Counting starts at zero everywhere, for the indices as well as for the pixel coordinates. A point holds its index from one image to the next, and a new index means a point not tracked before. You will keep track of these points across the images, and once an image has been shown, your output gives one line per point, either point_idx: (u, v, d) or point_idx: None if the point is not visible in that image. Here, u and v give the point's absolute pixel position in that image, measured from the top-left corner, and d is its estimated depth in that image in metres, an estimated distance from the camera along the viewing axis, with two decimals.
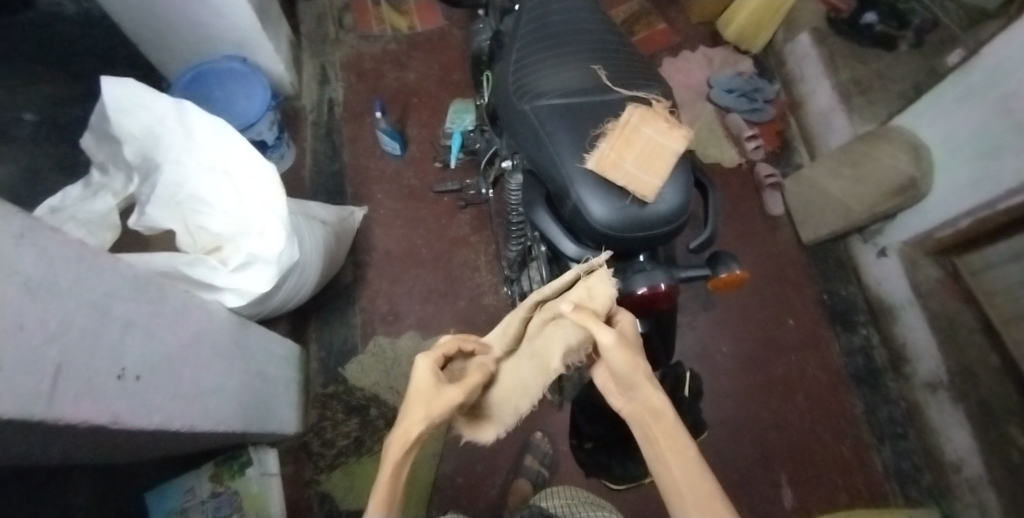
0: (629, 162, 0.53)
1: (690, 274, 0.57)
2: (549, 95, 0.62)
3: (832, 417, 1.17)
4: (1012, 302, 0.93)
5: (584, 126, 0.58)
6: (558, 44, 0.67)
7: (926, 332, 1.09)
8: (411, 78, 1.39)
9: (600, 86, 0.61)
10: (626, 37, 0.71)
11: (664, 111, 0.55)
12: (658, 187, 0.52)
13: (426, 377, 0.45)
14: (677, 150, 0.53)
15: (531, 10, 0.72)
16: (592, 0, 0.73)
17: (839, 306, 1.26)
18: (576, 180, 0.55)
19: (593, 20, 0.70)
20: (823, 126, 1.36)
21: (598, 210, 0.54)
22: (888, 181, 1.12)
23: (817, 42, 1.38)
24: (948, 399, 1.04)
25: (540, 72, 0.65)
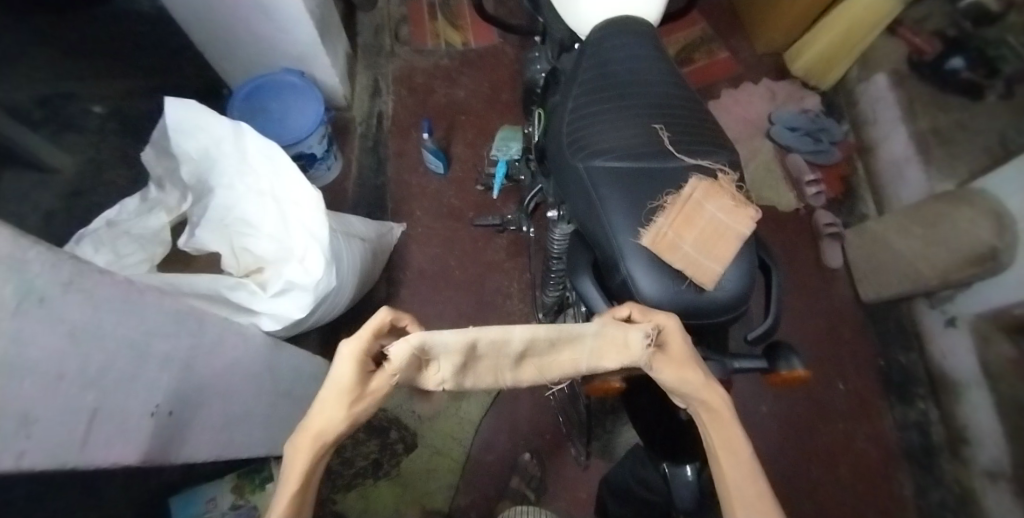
0: (688, 244, 0.49)
1: (743, 365, 0.53)
2: (604, 154, 0.58)
3: (876, 494, 1.10)
4: None
5: (641, 193, 0.55)
6: (616, 95, 0.64)
7: (992, 416, 1.01)
8: (460, 95, 1.38)
9: (661, 150, 0.57)
10: (691, 89, 0.67)
11: (728, 187, 0.52)
12: (719, 273, 0.49)
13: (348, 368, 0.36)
14: (742, 233, 0.50)
15: (591, 52, 0.68)
16: (660, 48, 0.69)
17: (895, 377, 1.19)
18: (627, 254, 0.52)
19: (659, 71, 0.66)
20: (893, 177, 1.28)
21: (649, 289, 0.50)
22: (963, 248, 1.04)
23: (896, 85, 1.30)
24: (1009, 492, 0.97)
25: (597, 126, 0.62)
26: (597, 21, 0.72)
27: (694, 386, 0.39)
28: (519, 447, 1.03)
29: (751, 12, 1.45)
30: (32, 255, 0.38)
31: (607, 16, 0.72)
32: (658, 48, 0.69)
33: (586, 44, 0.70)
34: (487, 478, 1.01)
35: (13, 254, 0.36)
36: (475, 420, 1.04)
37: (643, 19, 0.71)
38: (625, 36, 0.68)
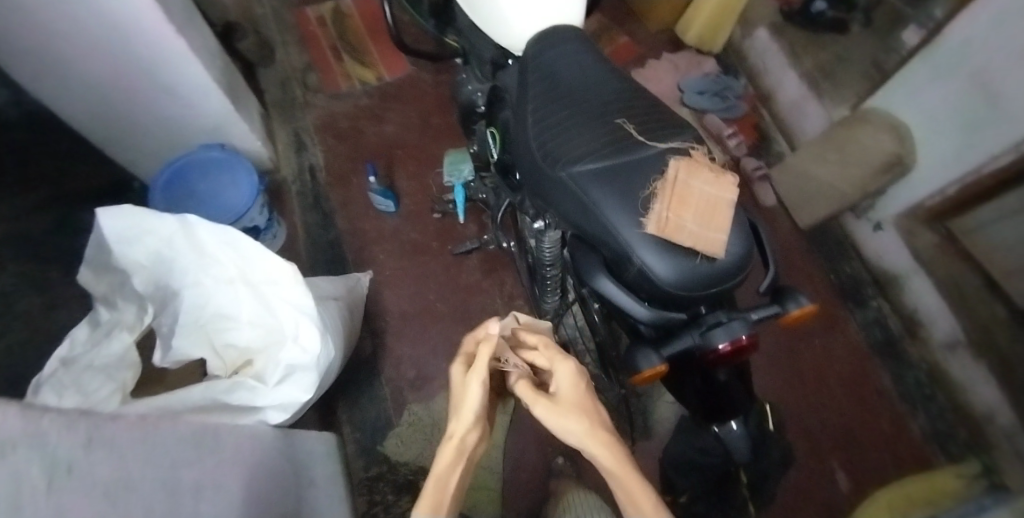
0: (690, 221, 0.52)
1: (761, 315, 0.55)
2: (580, 158, 0.61)
3: (867, 395, 1.21)
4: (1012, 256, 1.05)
5: (631, 185, 0.57)
6: (571, 101, 0.67)
7: (935, 296, 1.16)
8: (391, 130, 1.37)
9: (633, 142, 0.60)
10: (634, 79, 0.71)
11: (706, 163, 0.56)
12: (724, 240, 0.52)
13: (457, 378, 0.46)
14: (731, 201, 0.54)
15: (534, 68, 0.72)
16: (596, 47, 0.73)
17: (848, 284, 1.32)
18: (636, 245, 0.54)
19: (601, 69, 0.70)
20: (795, 114, 1.40)
21: (665, 272, 0.53)
22: (873, 161, 1.16)
23: (776, 34, 1.44)
24: (969, 356, 1.11)
25: (561, 134, 0.65)
26: (530, 36, 0.75)
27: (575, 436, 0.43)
28: (551, 457, 1.04)
29: None
30: (48, 421, 0.33)
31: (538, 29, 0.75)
32: (593, 47, 0.72)
33: (527, 60, 0.73)
34: (530, 496, 1.00)
35: (29, 426, 0.31)
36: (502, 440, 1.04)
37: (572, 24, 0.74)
38: (561, 44, 0.72)
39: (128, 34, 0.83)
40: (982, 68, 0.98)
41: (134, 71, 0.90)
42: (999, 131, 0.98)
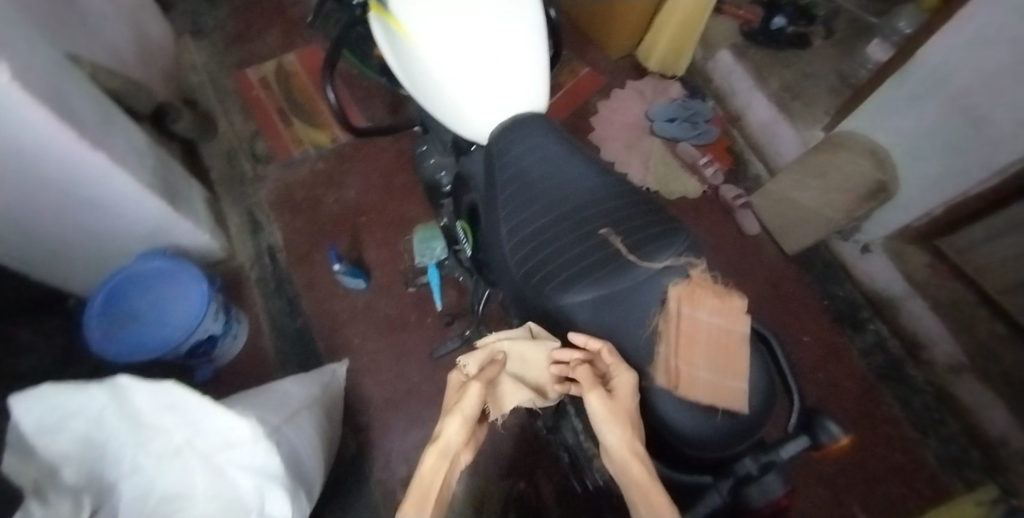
0: (703, 369, 0.49)
1: (793, 451, 0.49)
2: (568, 286, 0.55)
3: (876, 424, 1.18)
4: (1011, 272, 1.07)
5: (629, 324, 0.53)
6: (546, 207, 0.62)
7: (935, 318, 1.14)
8: (352, 195, 1.28)
9: (624, 260, 0.55)
10: (610, 166, 0.66)
11: (711, 284, 0.51)
12: (745, 386, 0.48)
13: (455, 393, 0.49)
14: (745, 332, 0.49)
15: (499, 164, 0.66)
16: (565, 136, 0.67)
17: (843, 309, 1.28)
18: (648, 400, 0.50)
19: (575, 164, 0.65)
20: (768, 136, 1.36)
21: (687, 430, 0.49)
22: (858, 187, 1.13)
23: (739, 56, 1.39)
24: (975, 379, 1.09)
25: (541, 249, 0.59)
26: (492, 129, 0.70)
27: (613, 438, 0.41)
28: None
29: (592, 22, 1.49)
30: None
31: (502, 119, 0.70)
32: (561, 135, 0.67)
33: (489, 154, 0.67)
34: None
35: None
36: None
37: (535, 110, 0.70)
38: (527, 135, 0.66)
39: (28, 163, 0.72)
40: (965, 92, 0.92)
41: (48, 195, 0.79)
42: (986, 152, 0.95)
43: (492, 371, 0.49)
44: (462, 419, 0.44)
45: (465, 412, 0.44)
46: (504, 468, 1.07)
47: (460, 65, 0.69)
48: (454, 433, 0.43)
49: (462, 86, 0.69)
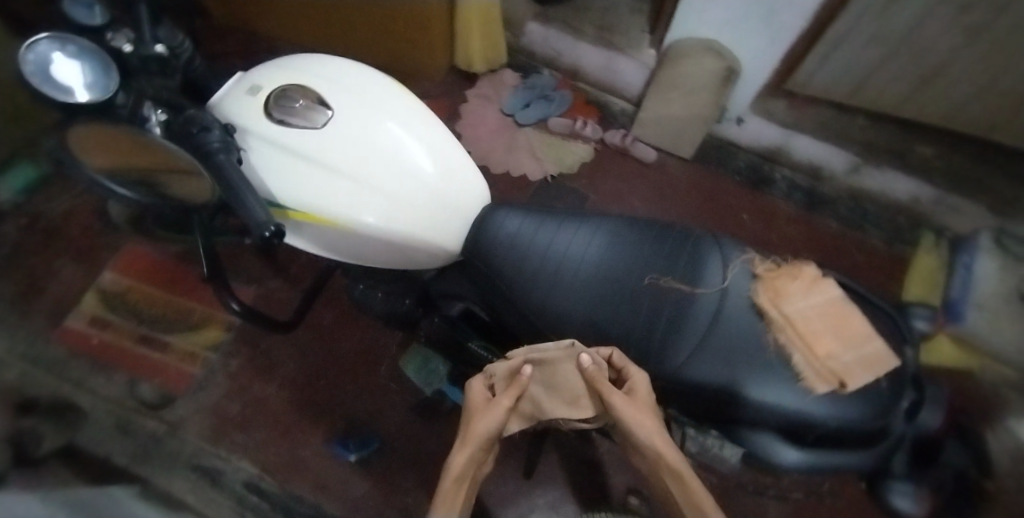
0: (842, 349, 0.58)
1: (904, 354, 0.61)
2: (672, 347, 0.63)
3: (824, 246, 1.37)
4: (843, 82, 1.18)
5: (758, 353, 0.60)
6: (589, 287, 0.68)
7: (817, 142, 1.30)
8: (294, 367, 1.10)
9: (688, 297, 0.65)
10: (597, 214, 0.73)
11: (784, 271, 0.63)
12: (876, 340, 0.59)
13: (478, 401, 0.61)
14: (840, 296, 0.61)
15: (511, 274, 0.69)
16: (539, 212, 0.72)
17: (752, 173, 1.42)
18: (826, 409, 0.57)
19: (574, 234, 0.70)
20: (612, 74, 1.41)
21: (863, 412, 0.57)
22: (711, 80, 1.22)
23: (546, 21, 1.40)
24: (874, 168, 1.29)
25: (612, 324, 0.66)
26: (467, 241, 0.72)
27: (648, 435, 0.55)
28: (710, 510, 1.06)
29: (403, 53, 1.41)
30: None
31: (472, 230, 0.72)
32: (545, 215, 0.71)
33: (491, 270, 0.70)
34: None
35: None
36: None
37: (489, 204, 0.74)
38: (521, 237, 0.70)
39: None
40: None
41: None
42: (795, 9, 1.05)
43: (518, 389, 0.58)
44: (485, 434, 0.57)
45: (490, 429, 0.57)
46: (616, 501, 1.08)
47: (393, 202, 0.67)
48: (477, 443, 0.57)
49: (419, 226, 0.69)
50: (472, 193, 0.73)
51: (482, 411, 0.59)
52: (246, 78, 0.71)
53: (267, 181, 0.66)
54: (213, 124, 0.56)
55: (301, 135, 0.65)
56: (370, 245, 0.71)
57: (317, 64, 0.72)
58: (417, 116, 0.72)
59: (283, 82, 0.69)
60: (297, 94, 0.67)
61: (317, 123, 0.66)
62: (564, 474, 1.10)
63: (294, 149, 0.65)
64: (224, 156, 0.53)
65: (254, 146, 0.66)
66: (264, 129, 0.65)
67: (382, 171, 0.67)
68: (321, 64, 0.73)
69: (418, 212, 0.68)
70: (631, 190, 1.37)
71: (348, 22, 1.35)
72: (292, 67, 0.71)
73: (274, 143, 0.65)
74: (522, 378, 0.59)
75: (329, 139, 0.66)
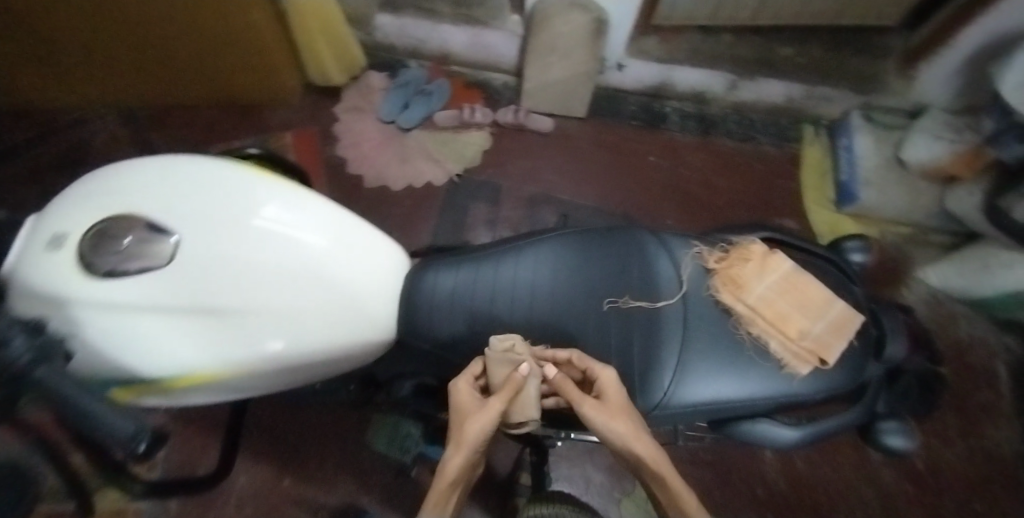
0: (812, 322, 0.64)
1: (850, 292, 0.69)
2: (655, 369, 0.63)
3: (731, 163, 1.38)
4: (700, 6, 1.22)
5: (740, 350, 0.63)
6: (546, 326, 0.67)
7: (695, 69, 1.32)
8: (248, 478, 0.98)
9: (653, 312, 0.66)
10: (532, 235, 0.73)
11: (734, 258, 0.67)
12: (837, 303, 0.65)
13: (468, 400, 0.52)
14: (792, 267, 0.67)
15: (467, 337, 0.67)
16: (477, 263, 0.71)
17: (646, 114, 1.41)
18: (810, 383, 0.62)
19: (519, 277, 0.70)
20: (483, 50, 1.32)
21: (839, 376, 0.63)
22: (582, 34, 1.17)
23: (396, 12, 1.28)
24: (753, 80, 1.32)
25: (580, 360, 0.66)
26: (409, 318, 0.69)
27: (626, 433, 0.50)
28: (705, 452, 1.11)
29: (249, 82, 1.26)
30: None
31: (405, 304, 0.69)
32: (485, 259, 0.71)
33: (447, 338, 0.68)
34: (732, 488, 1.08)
35: None
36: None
37: (421, 270, 0.70)
38: (467, 292, 0.69)
39: None
40: None
41: None
42: None
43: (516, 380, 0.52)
44: (481, 431, 0.49)
45: (485, 429, 0.49)
46: (620, 474, 1.09)
47: (302, 315, 0.58)
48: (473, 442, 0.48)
49: (339, 333, 0.61)
50: (384, 267, 0.66)
51: (475, 411, 0.51)
52: (39, 225, 0.54)
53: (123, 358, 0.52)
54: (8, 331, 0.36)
55: (147, 281, 0.52)
56: (282, 377, 0.60)
57: (120, 176, 0.57)
58: (295, 201, 0.59)
59: (95, 219, 0.54)
60: (116, 230, 0.52)
61: (164, 257, 0.53)
62: (566, 468, 1.10)
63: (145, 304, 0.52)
64: (46, 367, 0.35)
65: (82, 320, 0.51)
66: (90, 293, 0.51)
67: (280, 288, 0.56)
68: (128, 173, 0.58)
69: (331, 318, 0.60)
70: (538, 166, 1.32)
71: (172, 63, 1.18)
72: (90, 195, 0.56)
73: (113, 305, 0.51)
74: (519, 376, 0.52)
75: (188, 270, 0.53)
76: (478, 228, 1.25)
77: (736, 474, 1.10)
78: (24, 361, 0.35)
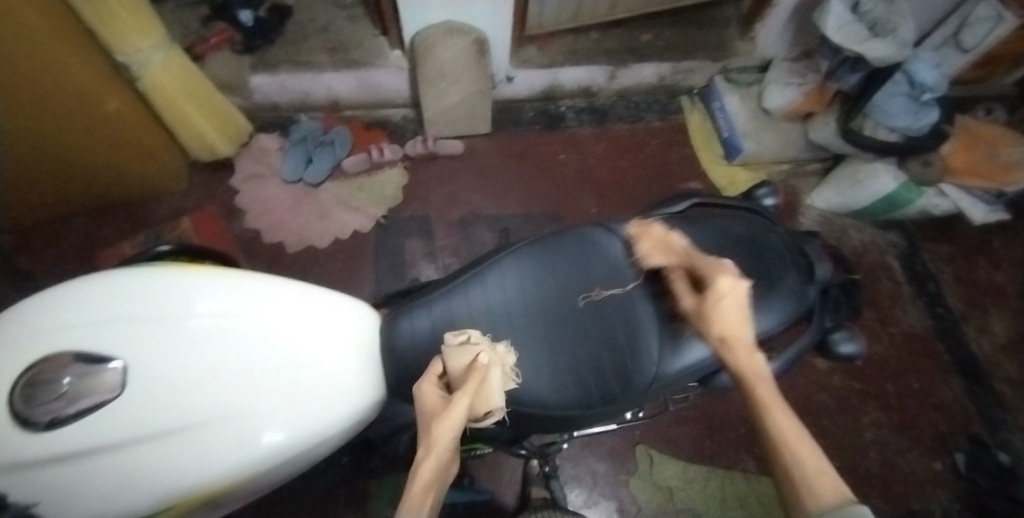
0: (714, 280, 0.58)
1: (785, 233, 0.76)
2: (641, 349, 0.64)
3: (629, 144, 1.49)
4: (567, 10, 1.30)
5: None
6: (529, 340, 0.67)
7: (577, 67, 1.40)
8: None
9: (624, 296, 0.67)
10: (484, 258, 0.72)
11: (644, 235, 0.64)
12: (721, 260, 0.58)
13: (432, 399, 0.46)
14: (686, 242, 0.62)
15: None
16: (446, 296, 0.69)
17: (543, 117, 1.47)
18: (774, 320, 0.67)
19: (491, 298, 0.69)
20: (372, 90, 1.31)
21: (795, 306, 0.69)
22: (469, 56, 1.20)
23: (272, 69, 1.22)
24: (628, 66, 1.44)
25: (569, 363, 0.66)
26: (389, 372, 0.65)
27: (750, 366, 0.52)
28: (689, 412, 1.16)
29: (123, 178, 1.13)
30: None
31: (387, 358, 0.66)
32: (446, 294, 0.69)
33: None
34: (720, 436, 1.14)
35: None
36: (669, 458, 1.11)
37: (392, 320, 0.68)
38: (445, 328, 0.67)
39: None
40: None
41: None
42: None
43: (478, 375, 0.46)
44: (450, 429, 0.42)
45: (451, 434, 0.42)
46: (621, 457, 1.11)
47: (284, 408, 0.53)
48: (442, 444, 0.42)
49: (326, 415, 0.56)
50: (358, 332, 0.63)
51: (442, 414, 0.44)
52: None
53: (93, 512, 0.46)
54: None
55: (97, 420, 0.46)
56: (280, 475, 0.56)
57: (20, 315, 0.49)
58: (250, 290, 0.57)
59: (16, 363, 0.46)
60: (49, 374, 0.45)
61: (113, 386, 0.47)
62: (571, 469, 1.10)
63: (103, 445, 0.46)
64: None
65: (38, 482, 0.44)
66: (34, 453, 0.44)
67: (246, 387, 0.52)
68: (42, 300, 0.51)
69: (317, 402, 0.55)
70: (457, 189, 1.33)
71: (21, 181, 1.03)
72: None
73: (64, 458, 0.45)
74: (480, 365, 0.47)
75: (147, 395, 0.48)
76: (417, 264, 1.22)
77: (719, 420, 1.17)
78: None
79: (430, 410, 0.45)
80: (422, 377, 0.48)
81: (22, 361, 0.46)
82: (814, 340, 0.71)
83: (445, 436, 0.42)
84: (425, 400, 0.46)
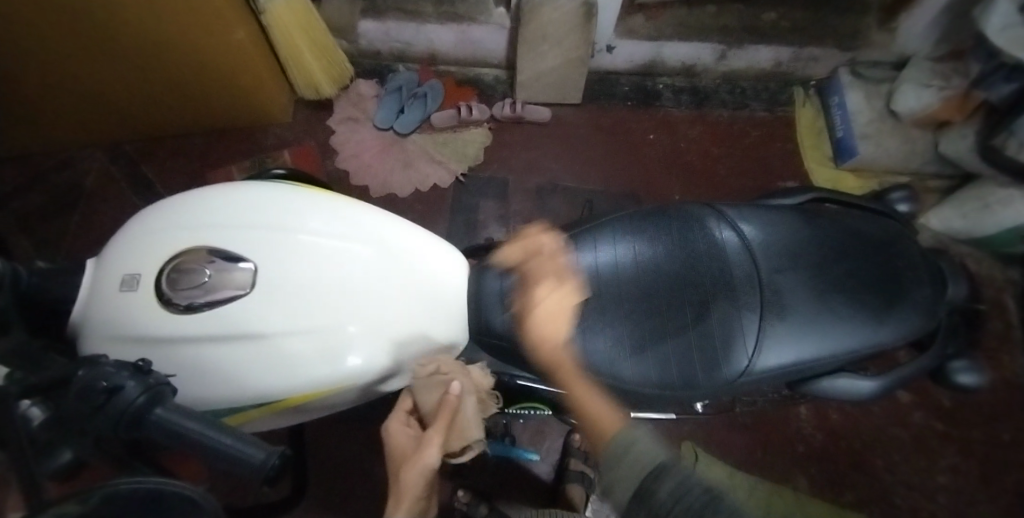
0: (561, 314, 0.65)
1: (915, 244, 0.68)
2: (732, 341, 0.61)
3: (727, 132, 1.40)
4: None
5: (818, 310, 0.62)
6: (618, 313, 0.65)
7: (684, 43, 1.32)
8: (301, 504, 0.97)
9: (723, 283, 0.64)
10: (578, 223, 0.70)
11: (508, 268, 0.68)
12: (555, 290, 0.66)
13: (404, 437, 0.54)
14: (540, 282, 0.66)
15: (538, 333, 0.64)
16: (537, 255, 0.68)
17: (639, 93, 1.41)
18: (888, 334, 0.62)
19: (583, 265, 0.67)
20: (471, 46, 1.30)
21: (914, 324, 0.63)
22: (572, 21, 1.16)
23: (379, 16, 1.24)
24: (741, 48, 1.33)
25: (655, 344, 0.64)
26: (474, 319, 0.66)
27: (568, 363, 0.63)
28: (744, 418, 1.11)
29: (239, 105, 1.22)
30: None
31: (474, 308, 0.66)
32: (537, 253, 0.68)
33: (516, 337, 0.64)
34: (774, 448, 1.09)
35: None
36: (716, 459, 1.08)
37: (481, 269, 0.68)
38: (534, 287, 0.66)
39: None
40: None
41: None
42: None
43: (449, 409, 0.54)
44: (422, 465, 0.50)
45: (429, 463, 0.51)
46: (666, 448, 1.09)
47: (376, 331, 0.57)
48: (419, 476, 0.50)
49: (411, 346, 0.59)
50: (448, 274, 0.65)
51: (415, 451, 0.52)
52: (118, 260, 0.56)
53: (215, 389, 0.53)
54: (123, 381, 0.35)
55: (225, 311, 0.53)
56: (367, 393, 0.60)
57: (168, 216, 0.59)
58: (356, 221, 0.61)
59: (172, 251, 0.56)
60: (191, 264, 0.54)
61: (242, 284, 0.54)
62: None
63: (227, 334, 0.53)
64: (162, 408, 0.35)
65: (177, 354, 0.53)
66: (176, 329, 0.52)
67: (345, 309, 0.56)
68: (191, 202, 0.60)
69: (405, 332, 0.59)
70: (541, 156, 1.32)
71: (158, 95, 1.14)
72: (149, 240, 0.57)
73: (198, 339, 0.53)
74: (450, 397, 0.54)
75: (264, 298, 0.54)
76: (490, 224, 1.24)
77: (776, 433, 1.11)
78: (140, 403, 0.34)
79: (405, 447, 0.53)
80: (390, 417, 0.56)
81: (170, 252, 0.56)
82: (929, 365, 0.64)
83: (420, 467, 0.50)
84: (396, 440, 0.54)
